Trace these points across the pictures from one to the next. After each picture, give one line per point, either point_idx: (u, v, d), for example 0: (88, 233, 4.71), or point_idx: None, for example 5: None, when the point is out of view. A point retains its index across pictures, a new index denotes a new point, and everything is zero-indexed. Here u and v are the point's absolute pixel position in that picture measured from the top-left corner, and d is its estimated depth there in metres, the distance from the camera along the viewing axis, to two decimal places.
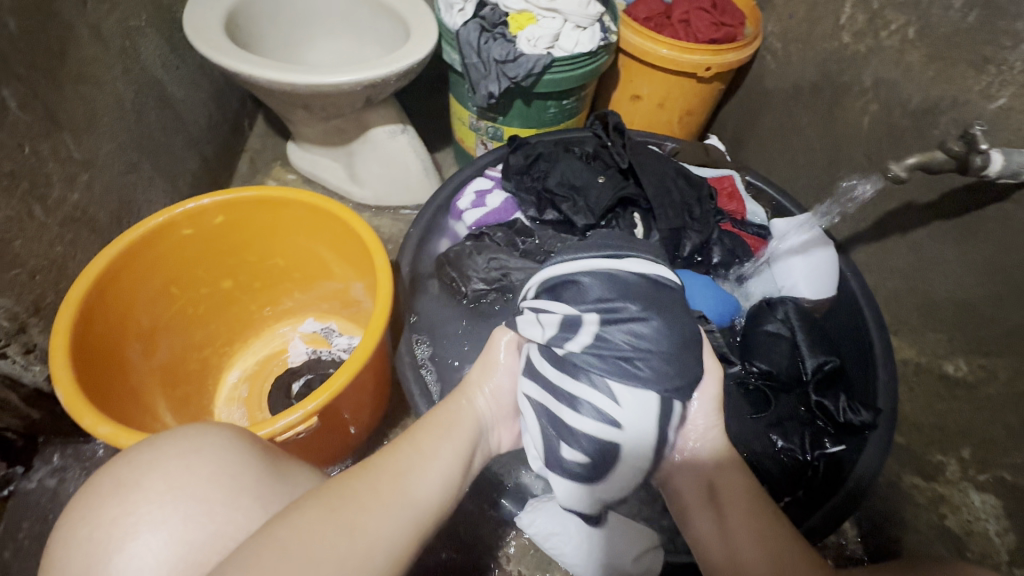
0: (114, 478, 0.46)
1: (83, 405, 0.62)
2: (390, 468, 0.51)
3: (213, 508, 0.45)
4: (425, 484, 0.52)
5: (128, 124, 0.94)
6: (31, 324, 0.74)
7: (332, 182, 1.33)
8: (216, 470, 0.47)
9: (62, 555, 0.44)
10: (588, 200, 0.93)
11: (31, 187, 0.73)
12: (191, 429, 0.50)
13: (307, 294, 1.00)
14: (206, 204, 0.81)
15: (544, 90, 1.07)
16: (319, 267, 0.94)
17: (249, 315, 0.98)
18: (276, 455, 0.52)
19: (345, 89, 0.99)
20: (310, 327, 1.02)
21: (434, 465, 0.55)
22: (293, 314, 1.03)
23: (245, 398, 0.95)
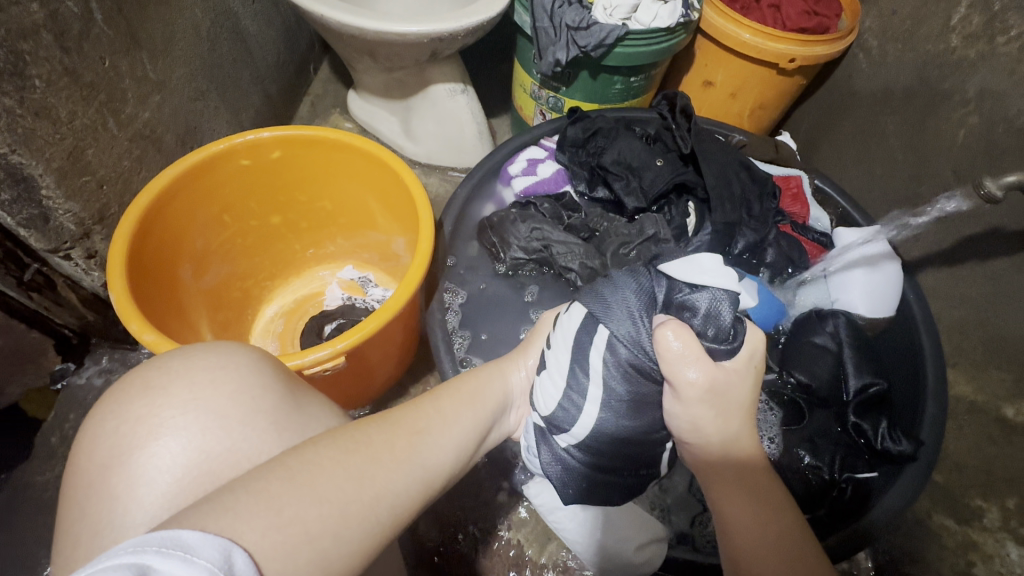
0: (144, 378, 0.48)
1: (133, 312, 0.65)
2: (407, 426, 0.51)
3: (232, 425, 0.47)
4: (439, 451, 0.51)
5: (201, 52, 0.96)
6: (95, 232, 0.77)
7: (388, 135, 1.33)
8: (240, 387, 0.48)
9: (89, 443, 0.47)
10: (642, 182, 0.90)
11: (107, 100, 0.75)
12: (220, 345, 0.51)
13: (349, 242, 1.02)
14: (264, 138, 0.81)
15: (614, 64, 1.03)
16: (365, 217, 0.95)
17: (294, 254, 1.01)
18: (297, 384, 0.54)
19: (411, 40, 0.98)
20: (348, 274, 1.05)
21: (453, 431, 0.55)
22: (334, 258, 1.05)
23: (280, 332, 0.99)
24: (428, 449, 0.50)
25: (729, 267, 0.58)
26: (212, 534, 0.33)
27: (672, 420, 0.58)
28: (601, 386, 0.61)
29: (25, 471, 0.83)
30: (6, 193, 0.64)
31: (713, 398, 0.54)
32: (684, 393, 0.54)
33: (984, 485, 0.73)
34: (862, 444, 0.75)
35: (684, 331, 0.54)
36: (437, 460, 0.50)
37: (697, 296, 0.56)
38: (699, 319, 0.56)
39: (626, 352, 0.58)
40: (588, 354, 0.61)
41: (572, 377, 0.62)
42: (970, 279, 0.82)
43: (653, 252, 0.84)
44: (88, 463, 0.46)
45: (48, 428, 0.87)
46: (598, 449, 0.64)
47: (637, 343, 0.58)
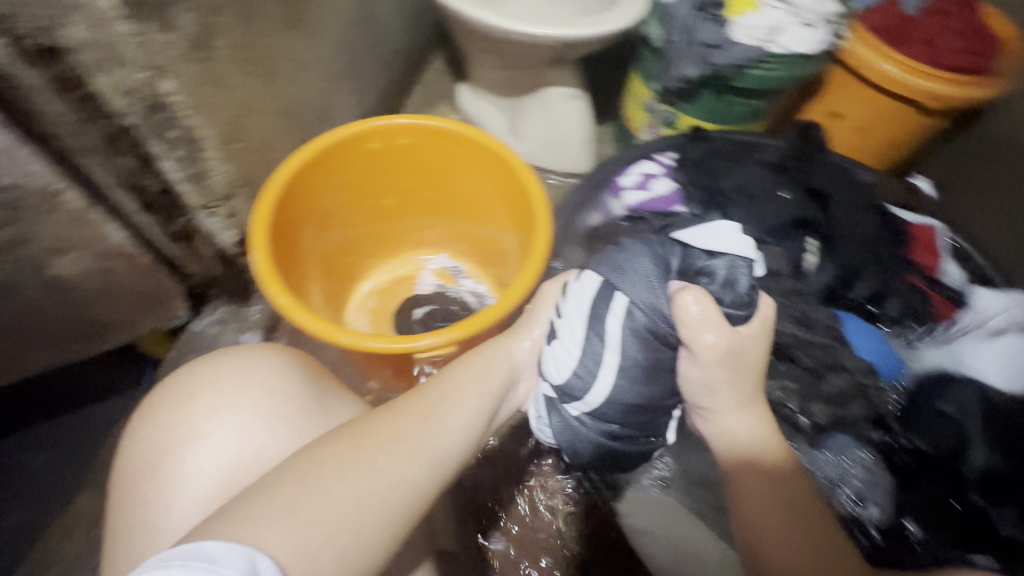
0: (174, 390, 0.57)
1: (271, 277, 0.70)
2: (414, 413, 0.54)
3: (252, 429, 0.55)
4: (450, 433, 0.54)
5: (342, 35, 1.01)
6: (238, 194, 0.83)
7: (493, 130, 1.36)
8: (262, 393, 0.57)
9: (130, 450, 0.55)
10: (763, 212, 0.86)
11: (267, 74, 0.81)
12: (242, 353, 0.60)
13: (451, 231, 1.04)
14: (399, 124, 0.85)
15: (742, 86, 1.00)
16: (471, 209, 0.98)
17: (399, 236, 1.04)
18: (316, 386, 0.61)
19: (542, 42, 0.99)
20: (441, 263, 1.07)
21: (460, 411, 0.57)
22: (430, 245, 1.07)
23: (374, 309, 1.04)
24: (439, 431, 0.53)
25: (747, 236, 0.62)
26: (236, 545, 0.39)
27: (686, 383, 0.61)
28: (617, 352, 0.61)
29: None
30: (178, 151, 0.71)
31: (729, 360, 0.58)
32: (703, 356, 0.57)
33: None
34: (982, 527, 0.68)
35: (702, 294, 0.57)
36: (451, 442, 0.53)
37: (714, 262, 0.59)
38: (718, 283, 0.59)
39: (644, 318, 0.60)
40: (604, 322, 0.61)
41: (586, 343, 0.62)
42: None
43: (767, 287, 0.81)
44: (133, 467, 0.54)
45: (168, 366, 0.95)
46: (617, 422, 0.64)
47: (655, 309, 0.59)
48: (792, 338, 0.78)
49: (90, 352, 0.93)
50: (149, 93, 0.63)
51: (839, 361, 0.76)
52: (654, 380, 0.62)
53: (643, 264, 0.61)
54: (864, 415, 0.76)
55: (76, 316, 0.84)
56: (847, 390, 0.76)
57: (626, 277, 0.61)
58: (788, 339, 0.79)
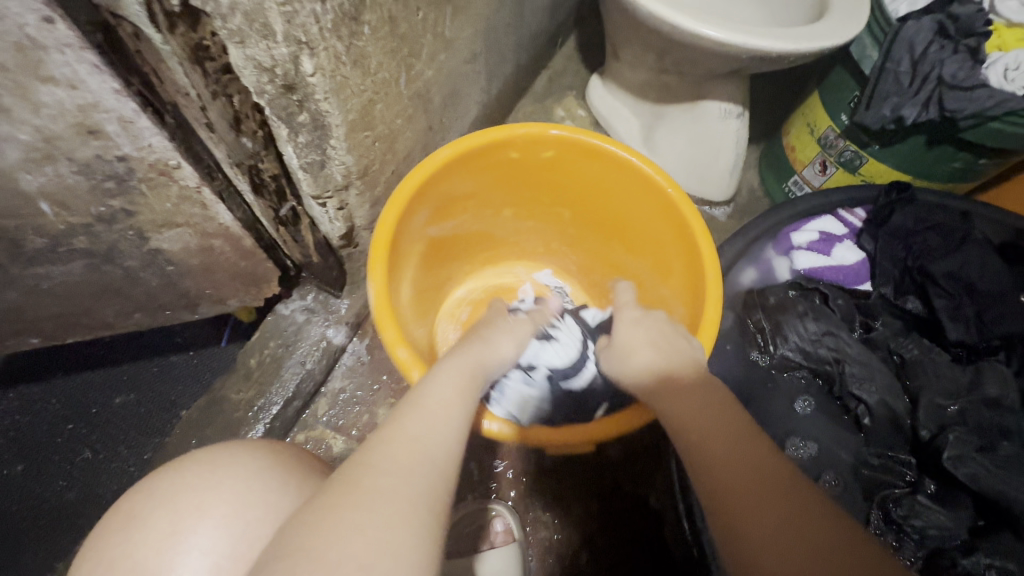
0: (127, 510, 0.50)
1: (388, 318, 0.61)
2: (390, 428, 0.44)
3: (208, 544, 0.48)
4: (439, 433, 0.45)
5: (489, 13, 0.88)
6: (354, 186, 0.74)
7: (621, 136, 1.19)
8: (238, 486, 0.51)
9: None
10: (984, 313, 0.68)
11: (408, 54, 0.69)
12: (220, 451, 0.54)
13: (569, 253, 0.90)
14: (551, 135, 0.72)
15: (972, 138, 0.79)
16: (596, 234, 0.85)
17: (509, 250, 0.92)
18: (277, 467, 0.54)
19: (724, 50, 0.81)
20: (544, 278, 0.93)
21: (445, 413, 0.47)
22: (534, 260, 0.94)
23: (465, 321, 0.89)
24: (418, 414, 0.46)
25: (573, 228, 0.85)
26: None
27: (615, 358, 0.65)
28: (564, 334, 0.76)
29: (223, 385, 0.87)
30: (303, 136, 0.61)
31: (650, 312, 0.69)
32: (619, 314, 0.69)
33: None
34: None
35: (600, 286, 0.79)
36: (434, 419, 0.46)
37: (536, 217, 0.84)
38: None
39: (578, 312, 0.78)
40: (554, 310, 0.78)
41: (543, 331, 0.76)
42: None
43: (992, 421, 0.62)
44: None
45: (249, 349, 0.89)
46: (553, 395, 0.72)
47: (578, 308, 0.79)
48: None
49: (177, 319, 0.89)
50: (289, 70, 0.53)
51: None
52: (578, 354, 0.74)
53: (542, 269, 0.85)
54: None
55: (171, 286, 0.79)
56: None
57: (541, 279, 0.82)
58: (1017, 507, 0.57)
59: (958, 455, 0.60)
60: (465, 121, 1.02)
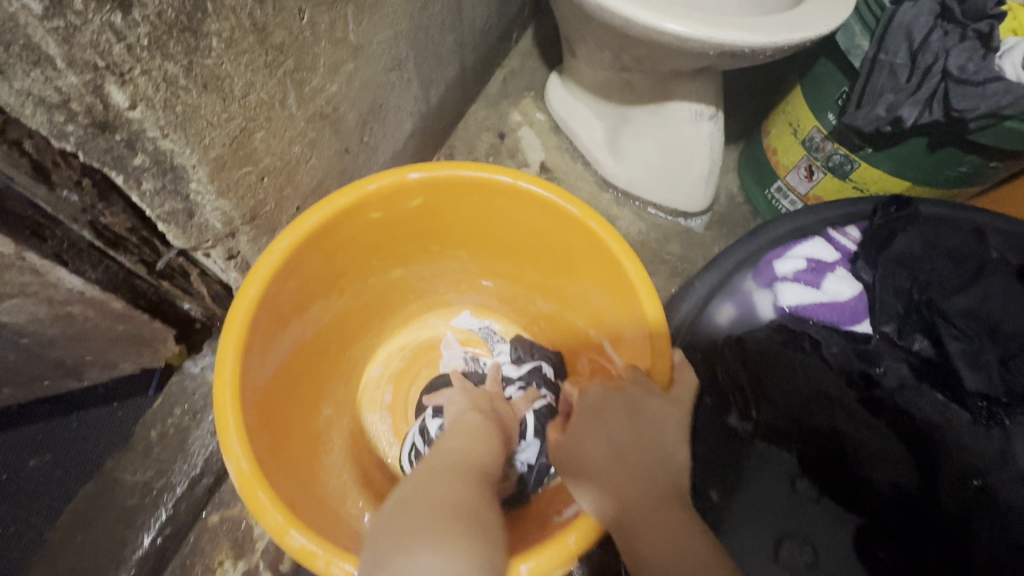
0: None
1: (257, 482, 0.46)
2: (431, 461, 0.49)
3: None
4: (474, 451, 0.51)
5: (412, 11, 0.75)
6: (242, 231, 0.61)
7: (584, 142, 1.06)
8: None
9: None
10: (1011, 358, 0.57)
11: (294, 68, 0.56)
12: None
13: (488, 291, 0.79)
14: (411, 181, 0.59)
15: (982, 140, 0.67)
16: (510, 273, 0.74)
17: (414, 301, 0.80)
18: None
19: (689, 47, 0.68)
20: (465, 324, 0.84)
21: (472, 442, 0.53)
22: (448, 305, 0.83)
23: (389, 405, 0.79)
24: (446, 453, 0.50)
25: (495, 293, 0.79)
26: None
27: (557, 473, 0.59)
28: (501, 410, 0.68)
29: (118, 464, 0.74)
30: (148, 183, 0.48)
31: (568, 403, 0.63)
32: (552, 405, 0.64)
33: None
34: None
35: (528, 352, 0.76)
36: (465, 453, 0.50)
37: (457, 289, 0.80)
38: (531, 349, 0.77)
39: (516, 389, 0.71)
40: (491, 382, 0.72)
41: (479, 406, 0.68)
42: None
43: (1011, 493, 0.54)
44: None
45: (150, 418, 0.76)
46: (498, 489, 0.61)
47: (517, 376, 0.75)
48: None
49: (61, 387, 0.76)
50: (96, 106, 0.39)
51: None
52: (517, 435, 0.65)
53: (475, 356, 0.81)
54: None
55: (35, 358, 0.65)
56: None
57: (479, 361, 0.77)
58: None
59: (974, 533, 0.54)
60: (399, 136, 0.88)
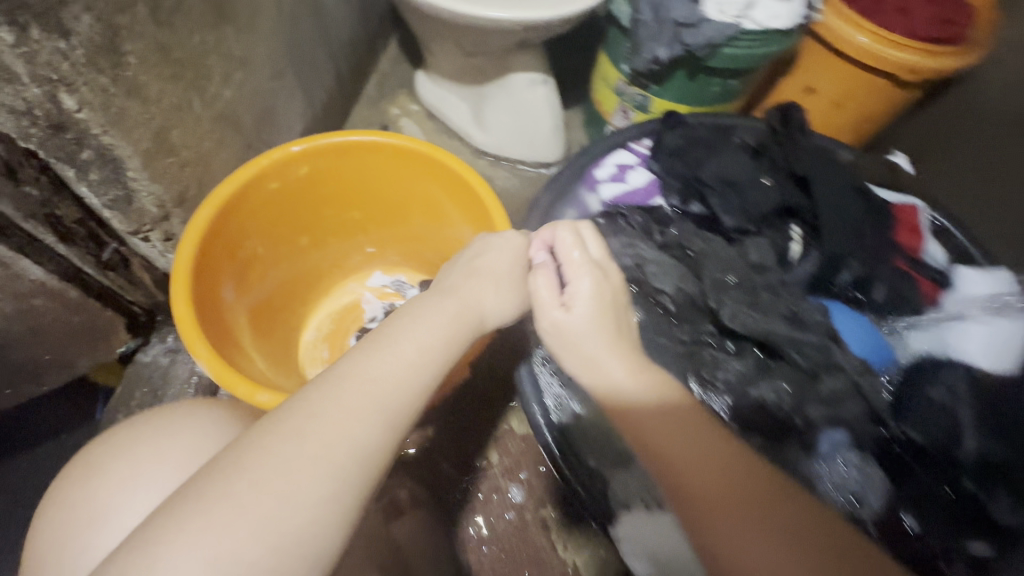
0: (87, 460, 0.54)
1: (234, 378, 0.63)
2: (344, 373, 0.46)
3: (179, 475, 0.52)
4: (389, 368, 0.47)
5: (284, 28, 0.91)
6: (174, 214, 0.75)
7: (455, 121, 1.27)
8: (194, 444, 0.54)
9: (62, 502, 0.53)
10: (745, 201, 0.82)
11: (194, 78, 0.71)
12: (166, 411, 0.58)
13: (388, 245, 0.98)
14: (296, 153, 0.75)
15: (716, 65, 0.95)
16: (400, 224, 0.93)
17: (328, 267, 0.97)
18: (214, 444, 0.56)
19: (503, 27, 0.91)
20: (378, 281, 1.01)
21: (401, 354, 0.48)
22: (358, 269, 1.01)
23: (327, 358, 0.95)
24: (386, 353, 0.48)
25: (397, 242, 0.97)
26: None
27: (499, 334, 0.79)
28: None
29: None
30: (95, 174, 0.62)
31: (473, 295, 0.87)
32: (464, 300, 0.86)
33: None
34: (909, 455, 0.72)
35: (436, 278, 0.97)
36: (378, 379, 0.46)
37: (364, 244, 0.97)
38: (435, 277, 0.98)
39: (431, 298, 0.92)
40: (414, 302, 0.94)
41: None
42: None
43: (757, 285, 0.76)
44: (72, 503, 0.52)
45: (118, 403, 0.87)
46: None
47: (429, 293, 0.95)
48: (782, 338, 0.73)
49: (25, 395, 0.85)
50: (52, 112, 0.54)
51: (837, 361, 0.72)
52: None
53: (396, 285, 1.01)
54: (862, 415, 0.71)
55: None
56: (839, 390, 0.71)
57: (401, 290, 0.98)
58: (775, 339, 0.73)
59: (734, 311, 0.74)
60: (292, 134, 1.04)
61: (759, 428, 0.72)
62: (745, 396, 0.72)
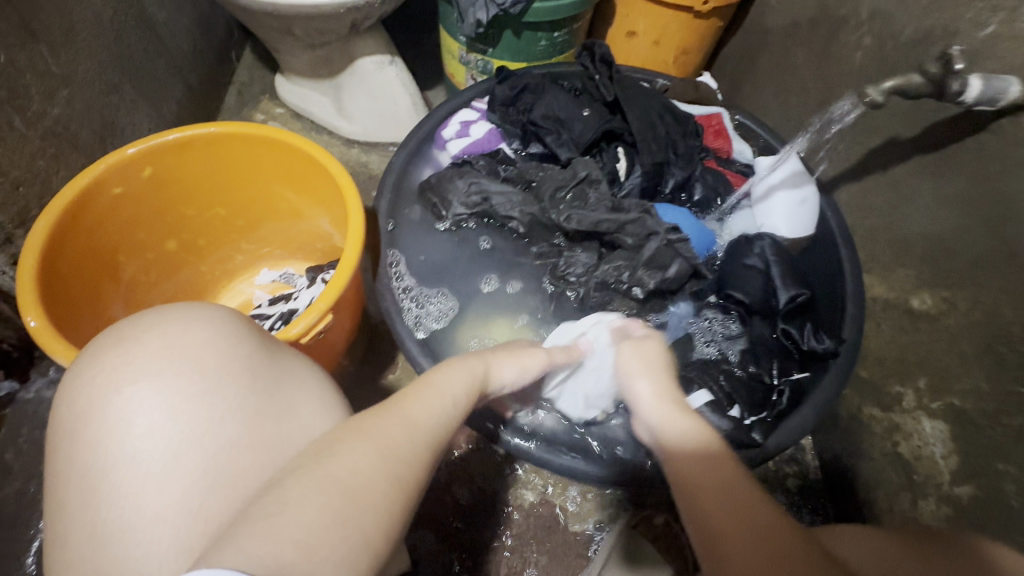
0: (117, 333, 0.46)
1: None
2: (403, 419, 0.46)
3: (203, 391, 0.44)
4: (434, 421, 0.49)
5: (108, 42, 0.91)
6: (18, 236, 0.78)
7: (320, 116, 1.31)
8: (211, 344, 0.46)
9: (74, 390, 0.44)
10: (572, 133, 0.92)
11: (9, 97, 0.72)
12: (163, 308, 0.49)
13: (262, 240, 1.00)
14: (131, 155, 0.77)
15: (535, 19, 1.04)
16: (267, 215, 0.96)
17: (205, 275, 0.98)
18: (271, 344, 0.51)
19: (327, 11, 0.96)
20: (268, 278, 1.03)
21: (438, 406, 0.50)
22: (245, 269, 1.03)
23: None
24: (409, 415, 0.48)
25: (272, 235, 1.00)
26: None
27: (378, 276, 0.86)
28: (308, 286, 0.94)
29: None
30: None
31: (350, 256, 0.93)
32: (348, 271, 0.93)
33: (900, 372, 0.80)
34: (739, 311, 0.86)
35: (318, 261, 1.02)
36: (423, 426, 0.47)
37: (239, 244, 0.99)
38: (317, 259, 1.02)
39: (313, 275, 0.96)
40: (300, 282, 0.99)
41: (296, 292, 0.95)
42: (877, 189, 0.86)
43: (586, 196, 0.89)
44: (73, 396, 0.44)
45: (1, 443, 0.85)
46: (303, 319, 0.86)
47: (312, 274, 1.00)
48: (609, 225, 0.86)
49: None
50: None
51: (651, 229, 0.85)
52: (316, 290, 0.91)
53: (280, 273, 1.03)
54: (686, 273, 0.84)
55: None
56: (660, 254, 0.83)
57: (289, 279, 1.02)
58: (605, 228, 0.86)
59: (569, 215, 0.86)
60: None
61: (613, 305, 0.86)
62: (594, 278, 0.85)
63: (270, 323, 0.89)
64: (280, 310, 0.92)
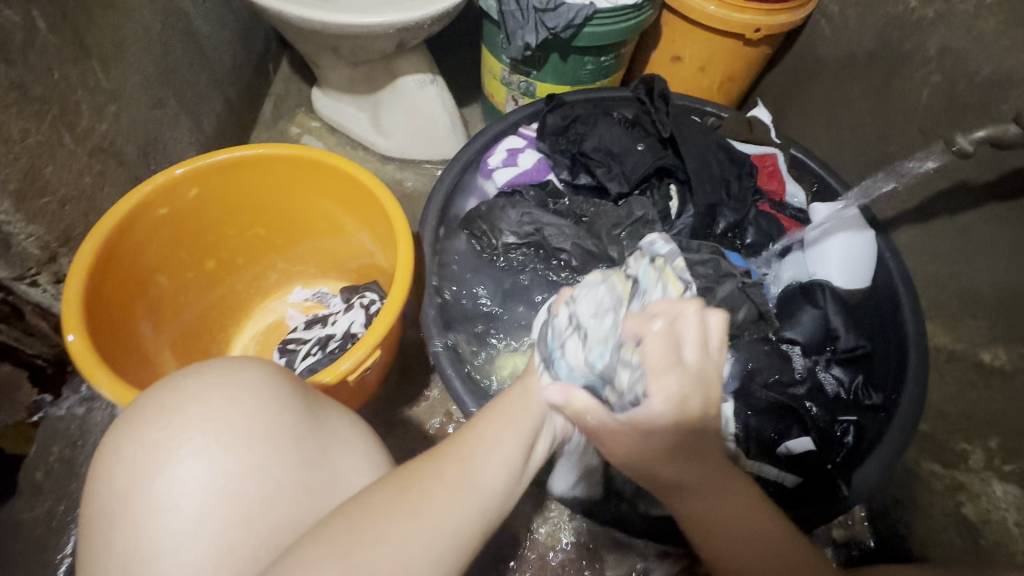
0: (157, 401, 0.43)
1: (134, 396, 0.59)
2: (452, 455, 0.43)
3: (255, 465, 0.41)
4: (494, 471, 0.43)
5: (155, 57, 0.90)
6: (61, 254, 0.76)
7: (356, 131, 1.29)
8: (259, 410, 0.43)
9: (109, 466, 0.41)
10: (624, 168, 0.90)
11: (60, 114, 0.71)
12: (207, 366, 0.46)
13: (299, 258, 0.98)
14: (178, 174, 0.76)
15: (583, 44, 1.02)
16: (308, 231, 0.94)
17: (239, 295, 0.96)
18: (315, 397, 0.48)
19: (375, 31, 0.95)
20: (300, 297, 1.00)
21: (495, 449, 0.45)
22: (279, 287, 1.00)
23: None
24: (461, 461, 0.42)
25: (313, 255, 0.98)
26: None
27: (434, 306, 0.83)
28: (343, 309, 0.91)
29: (12, 508, 0.80)
30: None
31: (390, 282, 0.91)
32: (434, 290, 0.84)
33: (967, 429, 0.76)
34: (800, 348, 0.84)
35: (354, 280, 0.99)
36: (478, 477, 0.42)
37: (281, 264, 0.98)
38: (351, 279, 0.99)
39: (349, 293, 0.93)
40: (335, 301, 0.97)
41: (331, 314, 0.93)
42: (941, 233, 0.83)
43: (644, 235, 0.86)
44: (114, 469, 0.41)
45: (31, 463, 0.83)
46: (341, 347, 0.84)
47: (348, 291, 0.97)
48: None
49: None
50: None
51: (727, 270, 0.83)
52: (353, 315, 0.88)
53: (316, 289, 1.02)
54: (754, 318, 0.82)
55: None
56: (734, 295, 0.81)
57: (322, 297, 1.00)
58: None
59: (631, 249, 0.84)
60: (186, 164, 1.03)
61: None
62: None
63: (306, 348, 0.87)
64: (318, 334, 0.90)
